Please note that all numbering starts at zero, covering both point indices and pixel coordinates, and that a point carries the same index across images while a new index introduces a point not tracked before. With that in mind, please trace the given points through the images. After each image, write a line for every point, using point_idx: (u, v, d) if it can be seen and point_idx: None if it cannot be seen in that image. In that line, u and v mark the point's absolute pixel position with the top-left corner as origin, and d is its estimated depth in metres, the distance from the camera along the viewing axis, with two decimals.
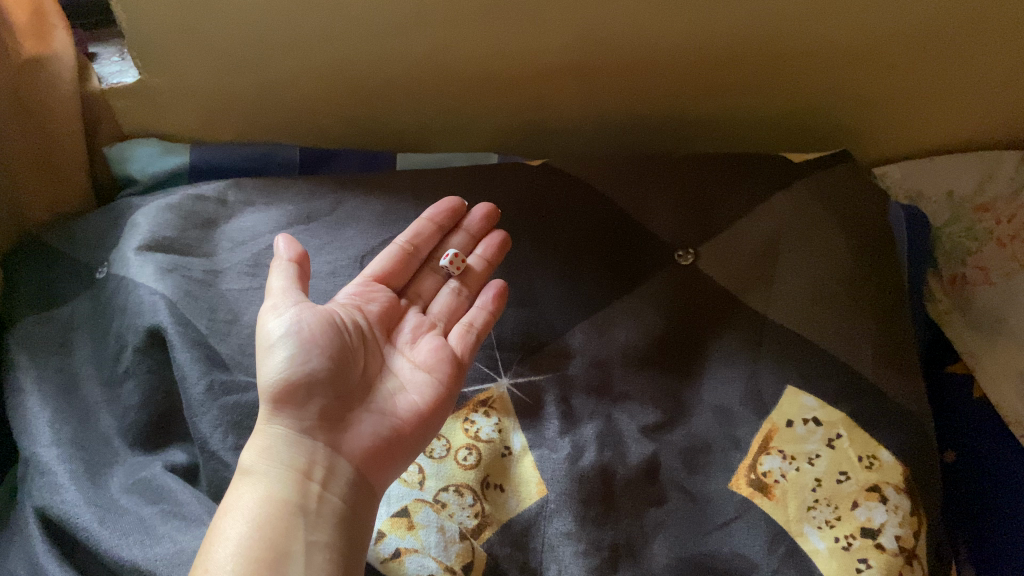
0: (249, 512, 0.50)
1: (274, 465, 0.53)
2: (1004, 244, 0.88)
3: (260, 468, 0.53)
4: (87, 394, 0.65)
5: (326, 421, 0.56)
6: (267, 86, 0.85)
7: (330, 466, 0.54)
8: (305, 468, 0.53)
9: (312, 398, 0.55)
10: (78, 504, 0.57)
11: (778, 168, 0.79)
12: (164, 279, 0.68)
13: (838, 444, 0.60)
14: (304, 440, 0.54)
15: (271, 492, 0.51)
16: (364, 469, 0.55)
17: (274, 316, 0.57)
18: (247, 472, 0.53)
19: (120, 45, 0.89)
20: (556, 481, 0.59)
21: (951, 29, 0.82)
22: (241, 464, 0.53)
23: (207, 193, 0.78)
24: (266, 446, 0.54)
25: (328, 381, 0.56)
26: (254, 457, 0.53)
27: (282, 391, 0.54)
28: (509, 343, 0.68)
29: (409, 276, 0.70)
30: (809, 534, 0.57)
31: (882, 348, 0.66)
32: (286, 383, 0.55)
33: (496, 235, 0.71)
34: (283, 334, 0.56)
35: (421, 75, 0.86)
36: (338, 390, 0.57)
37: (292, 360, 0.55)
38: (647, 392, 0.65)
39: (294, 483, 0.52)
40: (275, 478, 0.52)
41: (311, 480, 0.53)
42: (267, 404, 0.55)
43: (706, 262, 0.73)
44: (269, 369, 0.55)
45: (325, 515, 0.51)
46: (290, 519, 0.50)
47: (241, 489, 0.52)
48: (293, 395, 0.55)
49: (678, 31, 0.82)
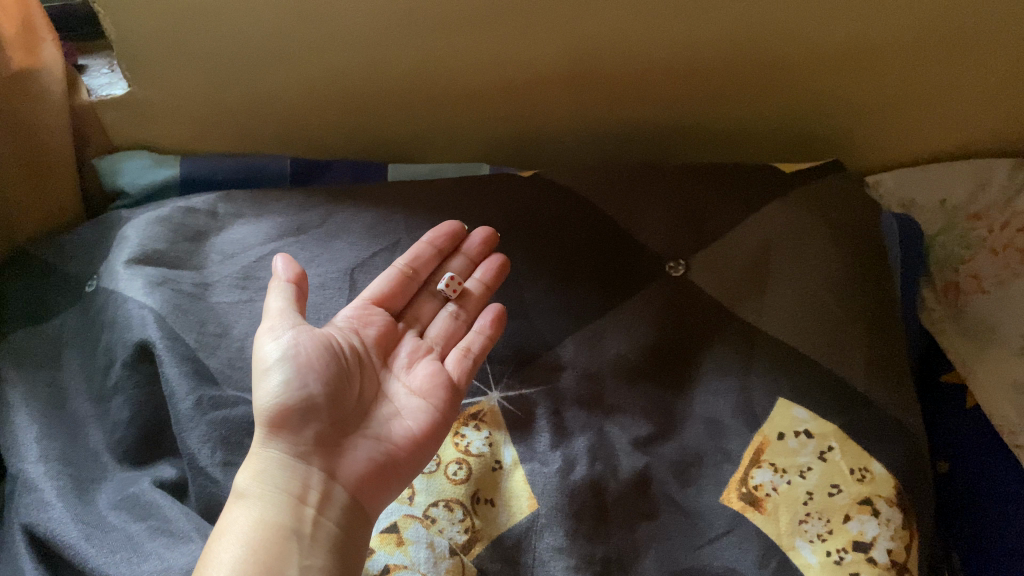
0: (243, 536, 0.50)
1: (269, 489, 0.52)
2: (997, 253, 0.88)
3: (254, 491, 0.53)
4: (75, 408, 0.65)
5: (322, 446, 0.55)
6: (258, 97, 0.85)
7: (324, 492, 0.53)
8: (299, 492, 0.53)
9: (308, 423, 0.55)
10: (65, 521, 0.56)
11: (770, 179, 0.79)
12: (153, 293, 0.67)
13: (829, 457, 0.60)
14: (298, 465, 0.54)
15: (266, 516, 0.51)
16: (359, 495, 0.55)
17: (270, 340, 0.57)
18: (242, 495, 0.52)
19: (109, 57, 0.90)
20: (546, 495, 0.59)
21: (943, 37, 0.82)
22: (235, 487, 0.53)
23: (198, 205, 0.78)
24: (260, 469, 0.53)
25: (324, 406, 0.56)
26: (249, 480, 0.53)
27: (277, 415, 0.54)
28: (500, 356, 0.67)
29: (408, 299, 0.69)
30: (801, 548, 0.56)
31: (874, 360, 0.65)
32: (281, 408, 0.54)
33: (495, 259, 0.70)
34: (280, 359, 0.56)
35: (412, 86, 0.85)
36: (334, 415, 0.57)
37: (287, 385, 0.55)
38: (638, 405, 0.65)
39: (289, 507, 0.52)
40: (270, 502, 0.52)
41: (305, 505, 0.52)
42: (261, 428, 0.55)
43: (697, 273, 0.72)
44: (264, 394, 0.55)
45: (319, 540, 0.51)
46: (284, 544, 0.50)
47: (235, 512, 0.52)
48: (289, 420, 0.55)
49: (670, 40, 0.82)
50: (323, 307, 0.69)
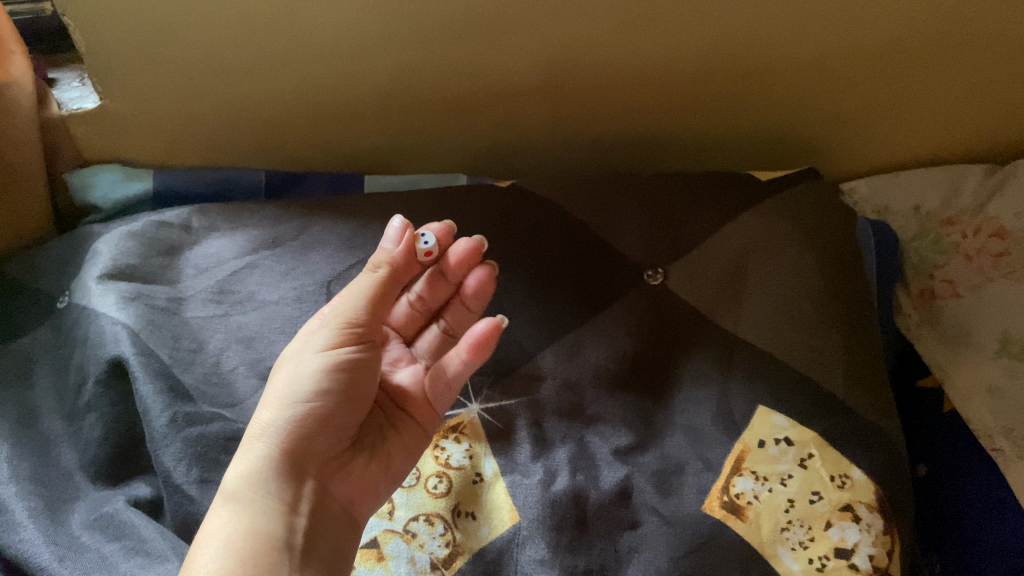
0: (229, 543, 0.50)
1: (261, 495, 0.52)
2: (971, 258, 0.90)
3: (245, 496, 0.53)
4: (47, 427, 0.63)
5: (321, 456, 0.57)
6: (231, 109, 0.84)
7: (314, 504, 0.55)
8: (290, 503, 0.53)
9: (320, 433, 0.56)
10: (36, 543, 0.56)
11: (745, 187, 0.79)
12: (127, 309, 0.66)
13: (810, 464, 0.60)
14: (293, 474, 0.55)
15: (256, 525, 0.51)
16: (342, 508, 0.57)
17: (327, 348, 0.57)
18: (230, 499, 0.52)
19: (80, 70, 0.87)
20: (528, 507, 0.58)
21: (914, 46, 0.83)
22: (224, 489, 0.53)
23: (171, 219, 0.76)
24: (252, 475, 0.53)
25: (337, 417, 0.57)
26: (238, 484, 0.53)
27: (298, 419, 0.55)
28: (479, 367, 0.67)
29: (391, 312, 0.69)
30: (783, 555, 0.57)
31: (851, 364, 0.66)
32: (305, 416, 0.55)
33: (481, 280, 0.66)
34: (330, 369, 0.57)
35: (387, 97, 0.85)
36: (346, 424, 0.58)
37: (323, 395, 0.56)
38: (620, 414, 0.64)
39: (279, 518, 0.52)
40: (260, 509, 0.52)
41: (296, 514, 0.53)
42: (274, 428, 0.55)
43: (674, 282, 0.72)
44: (294, 395, 0.56)
45: (309, 554, 0.52)
46: (275, 555, 0.50)
47: (221, 515, 0.51)
48: (306, 427, 0.55)
49: (644, 51, 0.82)
50: (299, 321, 0.69)
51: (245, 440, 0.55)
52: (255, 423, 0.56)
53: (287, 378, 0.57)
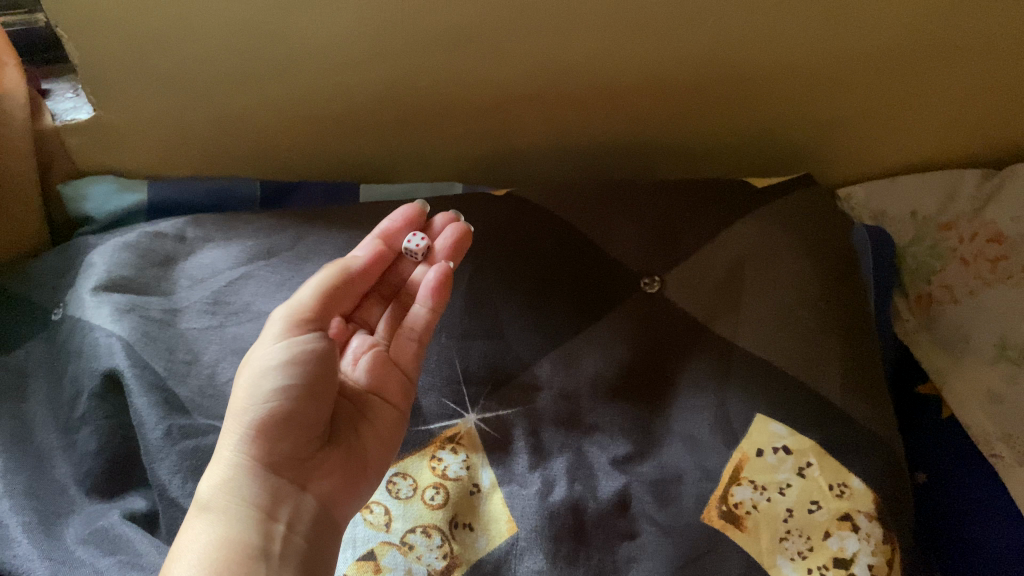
0: (205, 556, 0.49)
1: (233, 503, 0.52)
2: (968, 262, 0.89)
3: (218, 504, 0.52)
4: (41, 441, 0.63)
5: (297, 456, 0.55)
6: (227, 118, 0.84)
7: (294, 506, 0.53)
8: (268, 508, 0.52)
9: (289, 433, 0.54)
10: (32, 558, 0.56)
11: (742, 194, 0.79)
12: (121, 321, 0.66)
13: (808, 473, 0.60)
14: (269, 477, 0.53)
15: (231, 534, 0.50)
16: (325, 508, 0.55)
17: (283, 343, 0.56)
18: (205, 508, 0.52)
19: (74, 80, 0.87)
20: (525, 518, 0.58)
21: (910, 51, 0.83)
22: (198, 499, 0.52)
23: (165, 229, 0.76)
24: (226, 483, 0.52)
25: (306, 414, 0.55)
26: (212, 493, 0.52)
27: (260, 422, 0.53)
28: (476, 377, 0.66)
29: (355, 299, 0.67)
30: (782, 566, 0.56)
31: (849, 371, 0.66)
32: (267, 415, 0.53)
33: (456, 236, 0.69)
34: (288, 364, 0.54)
35: (382, 105, 0.85)
36: (317, 422, 0.56)
37: (283, 392, 0.54)
38: (617, 424, 0.64)
39: (256, 525, 0.51)
40: (237, 518, 0.51)
41: (274, 521, 0.52)
42: (241, 431, 0.53)
43: (672, 289, 0.72)
44: (254, 396, 0.54)
45: (287, 560, 0.50)
46: (250, 564, 0.49)
47: (196, 527, 0.51)
48: (271, 429, 0.53)
49: (639, 58, 0.82)
50: None
51: (218, 448, 0.54)
52: (223, 432, 0.54)
53: (245, 380, 0.55)
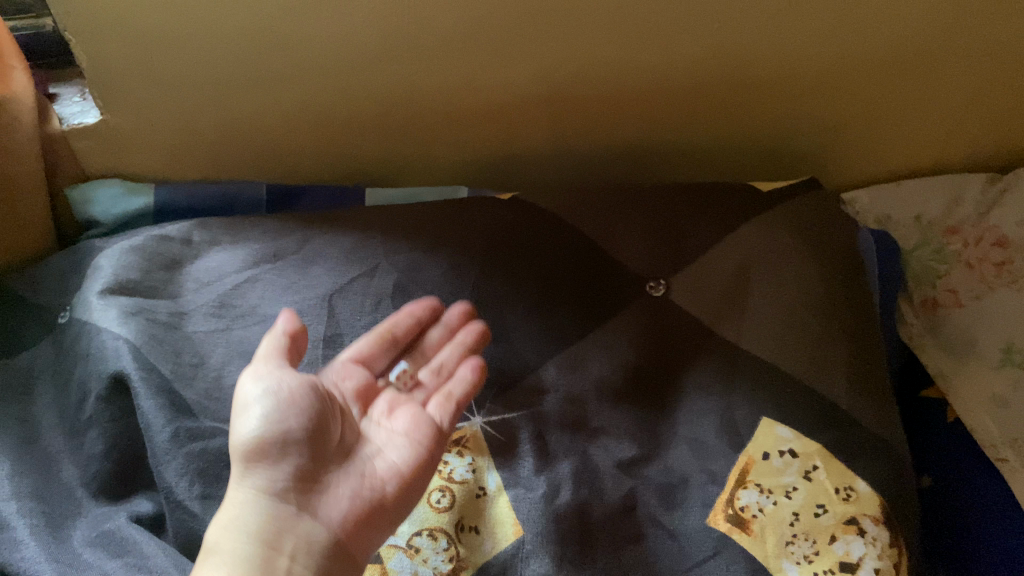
0: None
1: (239, 542, 0.49)
2: (972, 266, 0.89)
3: (224, 545, 0.49)
4: (48, 443, 0.63)
5: (303, 485, 0.52)
6: (233, 122, 0.84)
7: (303, 538, 0.50)
8: (274, 540, 0.49)
9: (285, 456, 0.52)
10: (38, 561, 0.56)
11: (747, 197, 0.79)
12: (128, 323, 0.66)
13: (814, 476, 0.60)
14: (276, 507, 0.51)
15: (239, 571, 0.47)
16: (339, 538, 0.52)
17: (259, 374, 0.54)
18: (213, 551, 0.49)
19: (81, 84, 0.87)
20: (531, 521, 0.58)
21: (915, 55, 0.84)
22: (206, 544, 0.49)
23: (173, 233, 0.76)
24: (231, 523, 0.50)
25: (300, 441, 0.53)
26: (218, 535, 0.49)
27: (252, 453, 0.52)
28: (482, 380, 0.66)
29: (384, 364, 0.65)
30: (788, 570, 0.56)
31: (855, 375, 0.66)
32: (258, 441, 0.52)
33: (475, 327, 0.67)
34: (268, 394, 0.53)
35: (388, 108, 0.85)
36: (316, 451, 0.54)
37: (268, 419, 0.53)
38: (623, 427, 0.64)
39: (263, 559, 0.48)
40: (243, 557, 0.48)
41: (282, 555, 0.49)
42: (238, 466, 0.52)
43: (677, 292, 0.72)
44: (242, 432, 0.53)
45: None
46: None
47: (205, 569, 0.48)
48: (263, 458, 0.52)
49: (644, 62, 0.82)
50: None
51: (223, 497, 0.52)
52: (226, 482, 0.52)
53: (232, 424, 0.54)
